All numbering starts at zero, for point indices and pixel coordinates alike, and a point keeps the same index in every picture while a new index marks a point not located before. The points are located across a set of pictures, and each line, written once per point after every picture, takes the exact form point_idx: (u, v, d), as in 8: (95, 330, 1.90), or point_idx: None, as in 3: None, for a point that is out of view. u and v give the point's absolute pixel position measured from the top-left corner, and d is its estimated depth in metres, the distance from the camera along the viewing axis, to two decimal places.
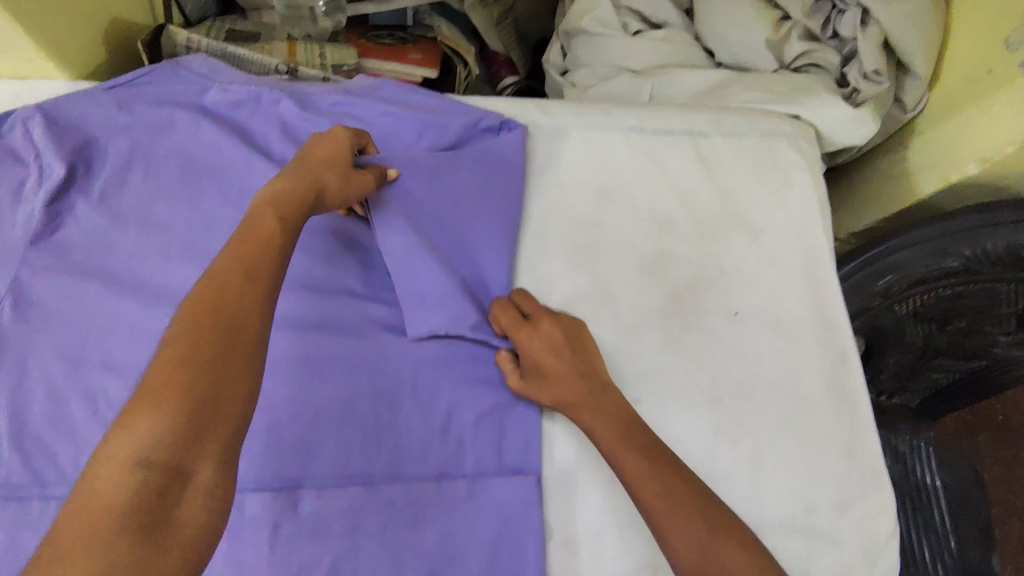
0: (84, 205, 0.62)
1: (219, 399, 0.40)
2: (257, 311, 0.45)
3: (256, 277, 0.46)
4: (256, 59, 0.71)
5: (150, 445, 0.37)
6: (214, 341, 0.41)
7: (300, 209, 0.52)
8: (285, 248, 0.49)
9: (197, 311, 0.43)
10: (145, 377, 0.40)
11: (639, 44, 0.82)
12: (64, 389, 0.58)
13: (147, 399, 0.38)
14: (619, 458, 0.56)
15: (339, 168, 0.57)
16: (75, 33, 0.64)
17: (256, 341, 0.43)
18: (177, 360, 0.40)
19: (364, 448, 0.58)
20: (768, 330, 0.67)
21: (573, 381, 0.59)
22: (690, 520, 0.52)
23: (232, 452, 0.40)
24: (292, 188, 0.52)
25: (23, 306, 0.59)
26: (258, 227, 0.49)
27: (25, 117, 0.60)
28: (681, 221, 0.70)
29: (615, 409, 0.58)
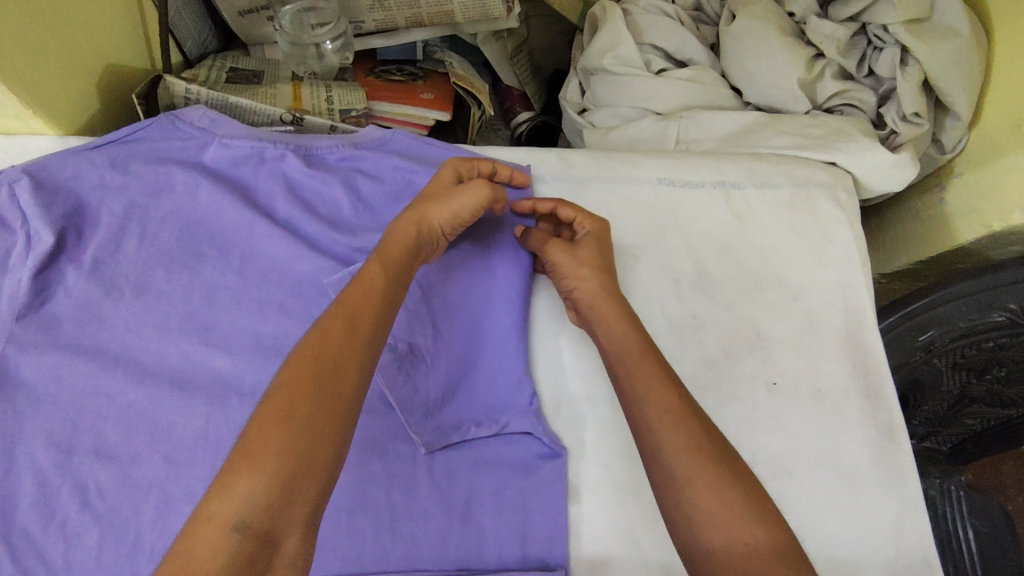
0: (75, 274, 0.57)
1: (313, 460, 0.41)
2: (356, 365, 0.46)
3: (359, 325, 0.48)
4: (259, 109, 0.65)
5: (246, 510, 0.38)
6: (314, 397, 0.43)
7: (403, 251, 0.54)
8: (389, 297, 0.51)
9: (303, 363, 0.44)
10: (249, 429, 0.41)
11: (664, 85, 0.77)
12: (54, 480, 0.53)
13: (247, 458, 0.40)
14: (632, 365, 0.54)
15: (442, 192, 0.58)
16: (64, 85, 0.60)
17: (353, 396, 0.45)
18: (277, 417, 0.42)
19: (377, 539, 0.55)
20: (808, 400, 0.63)
21: (605, 280, 0.60)
22: (694, 429, 0.49)
23: (319, 515, 0.41)
24: (406, 228, 0.55)
25: (9, 388, 0.54)
26: (366, 276, 0.51)
27: (11, 179, 0.56)
28: (714, 281, 0.66)
29: (635, 319, 0.57)
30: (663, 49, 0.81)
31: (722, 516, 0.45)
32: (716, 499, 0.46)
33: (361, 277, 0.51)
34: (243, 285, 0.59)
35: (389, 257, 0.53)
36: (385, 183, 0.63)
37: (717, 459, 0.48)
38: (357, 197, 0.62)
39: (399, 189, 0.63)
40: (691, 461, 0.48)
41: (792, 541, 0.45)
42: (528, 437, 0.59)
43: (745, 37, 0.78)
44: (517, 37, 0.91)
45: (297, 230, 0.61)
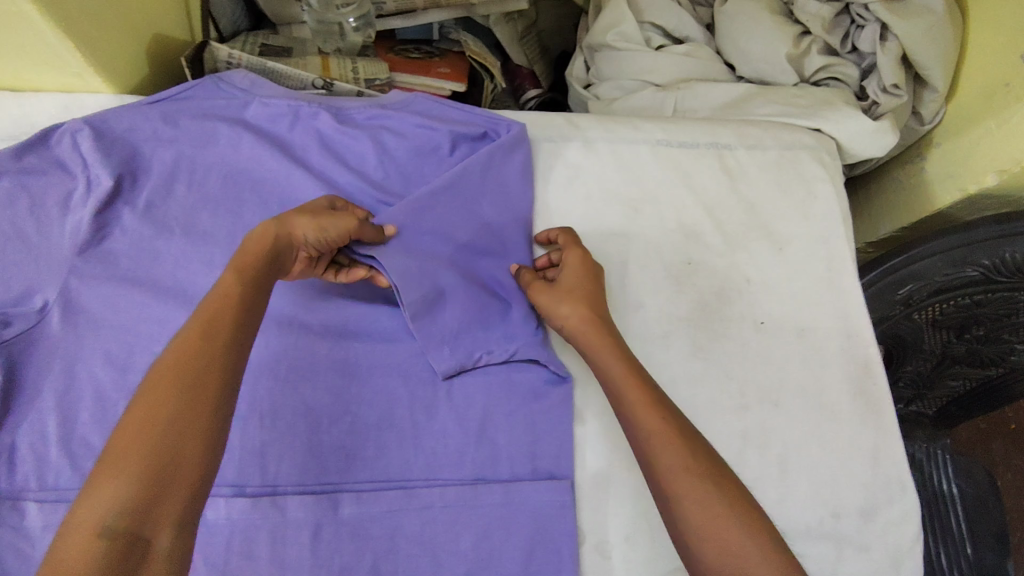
0: (130, 215, 0.64)
1: (179, 462, 0.41)
2: (222, 366, 0.46)
3: (222, 329, 0.47)
4: (295, 74, 0.72)
5: (113, 514, 0.38)
6: (181, 403, 0.43)
7: (261, 257, 0.52)
8: (253, 300, 0.50)
9: (162, 373, 0.44)
10: (109, 442, 0.41)
11: (662, 59, 0.84)
12: (112, 394, 0.59)
13: (113, 467, 0.40)
14: (622, 392, 0.56)
15: (308, 212, 0.57)
16: (120, 48, 0.66)
17: (221, 401, 0.45)
18: (135, 429, 0.42)
19: (402, 452, 0.61)
20: (792, 338, 0.69)
21: (598, 308, 0.61)
22: (689, 452, 0.51)
23: (194, 510, 0.42)
24: (263, 234, 0.54)
25: (72, 314, 0.60)
26: (224, 283, 0.50)
27: (74, 129, 0.63)
28: (708, 232, 0.71)
29: (620, 341, 0.60)
30: (663, 27, 0.87)
31: (722, 531, 0.48)
32: (709, 517, 0.49)
33: (221, 285, 0.50)
34: None
35: (245, 262, 0.52)
36: (408, 138, 0.69)
37: (710, 475, 0.50)
38: (382, 150, 0.69)
39: (421, 144, 0.69)
40: (684, 483, 0.50)
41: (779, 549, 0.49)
42: (538, 365, 0.65)
43: (737, 16, 0.85)
44: (526, 19, 0.98)
45: (329, 179, 0.68)
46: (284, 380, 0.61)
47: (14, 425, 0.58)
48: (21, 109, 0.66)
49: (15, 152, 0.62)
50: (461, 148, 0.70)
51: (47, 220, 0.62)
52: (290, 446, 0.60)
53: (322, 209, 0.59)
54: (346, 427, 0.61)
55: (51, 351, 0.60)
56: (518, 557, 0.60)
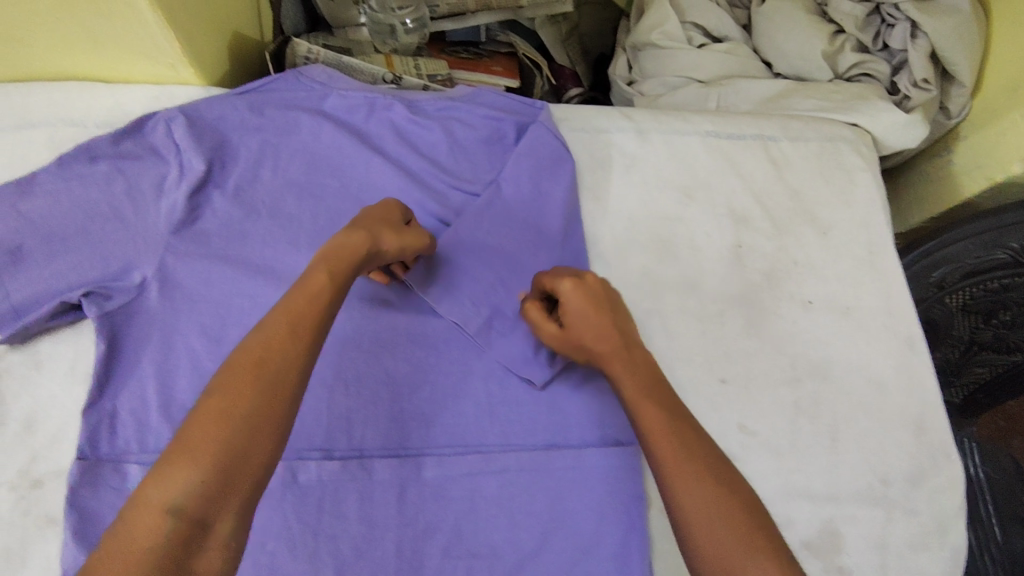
0: (220, 197, 0.68)
1: (249, 454, 0.42)
2: (299, 365, 0.46)
3: (303, 328, 0.48)
4: (367, 68, 0.76)
5: (180, 496, 0.39)
6: (255, 396, 0.43)
7: (352, 262, 0.54)
8: (333, 303, 0.51)
9: (245, 362, 0.45)
10: (188, 424, 0.42)
11: (705, 57, 0.89)
12: (208, 363, 0.63)
13: (185, 450, 0.41)
14: (639, 409, 0.54)
15: (389, 227, 0.60)
16: (207, 41, 0.70)
17: (291, 399, 0.45)
18: (214, 414, 0.42)
19: (478, 419, 0.65)
20: (839, 316, 0.73)
21: (612, 335, 0.59)
22: (705, 485, 0.48)
23: (251, 506, 0.42)
24: (358, 242, 0.55)
25: (169, 288, 0.64)
26: (310, 283, 0.51)
27: (169, 117, 0.68)
28: (757, 216, 0.76)
29: (633, 360, 0.58)
30: (705, 27, 0.91)
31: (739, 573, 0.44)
32: (719, 539, 0.45)
33: (305, 284, 0.51)
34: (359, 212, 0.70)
35: (335, 262, 0.53)
36: (476, 129, 0.74)
37: (731, 510, 0.46)
38: (452, 139, 0.73)
39: (488, 134, 0.74)
40: (696, 507, 0.47)
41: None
42: None
43: (773, 16, 0.90)
44: (569, 22, 1.04)
45: (404, 166, 0.72)
46: (368, 353, 0.65)
47: (114, 390, 0.61)
48: (116, 98, 0.70)
49: (115, 137, 0.67)
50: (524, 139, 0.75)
51: (143, 201, 0.66)
52: (374, 413, 0.63)
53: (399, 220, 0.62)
54: (425, 396, 0.65)
55: (150, 323, 0.63)
56: (590, 519, 0.62)
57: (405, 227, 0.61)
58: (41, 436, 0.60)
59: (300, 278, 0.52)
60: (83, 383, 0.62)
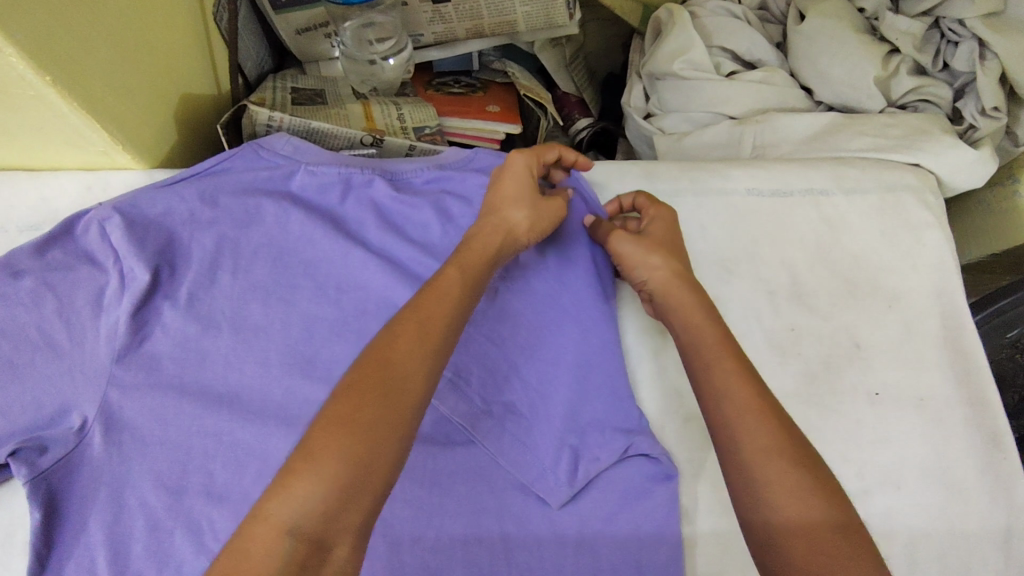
0: (171, 311, 0.56)
1: (373, 470, 0.40)
2: (423, 376, 0.45)
3: (430, 337, 0.46)
4: (340, 132, 0.66)
5: (303, 515, 0.38)
6: (379, 407, 0.42)
7: (485, 257, 0.54)
8: (466, 306, 0.50)
9: (371, 368, 0.44)
10: (311, 433, 0.41)
11: (737, 88, 0.76)
12: (166, 521, 0.52)
13: (308, 460, 0.39)
14: (716, 358, 0.53)
15: (528, 201, 0.57)
16: (145, 117, 0.58)
17: (414, 406, 0.44)
18: (338, 423, 0.41)
19: (493, 569, 0.54)
20: (911, 410, 0.62)
21: (688, 269, 0.59)
22: (797, 476, 0.47)
23: (367, 528, 0.40)
24: (491, 233, 0.55)
25: (114, 432, 0.53)
26: (442, 281, 0.50)
27: (102, 218, 0.55)
28: (810, 291, 0.65)
29: (709, 307, 0.57)
30: (733, 51, 0.79)
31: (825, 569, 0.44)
32: (801, 503, 0.46)
33: (436, 283, 0.50)
34: (340, 318, 0.58)
35: (462, 258, 0.53)
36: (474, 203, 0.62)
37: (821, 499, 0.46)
38: (445, 218, 0.61)
39: None
40: (771, 463, 0.47)
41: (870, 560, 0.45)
42: (642, 458, 0.57)
43: (817, 35, 0.76)
44: (574, 43, 0.90)
45: (390, 257, 0.60)
46: None
47: (57, 562, 0.51)
48: (41, 193, 0.59)
49: (39, 247, 0.55)
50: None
51: (78, 324, 0.55)
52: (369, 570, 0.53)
53: (538, 189, 0.59)
54: (430, 544, 0.54)
55: (95, 477, 0.52)
56: None
57: (542, 198, 0.58)
58: None
59: (431, 276, 0.51)
60: (20, 553, 0.52)
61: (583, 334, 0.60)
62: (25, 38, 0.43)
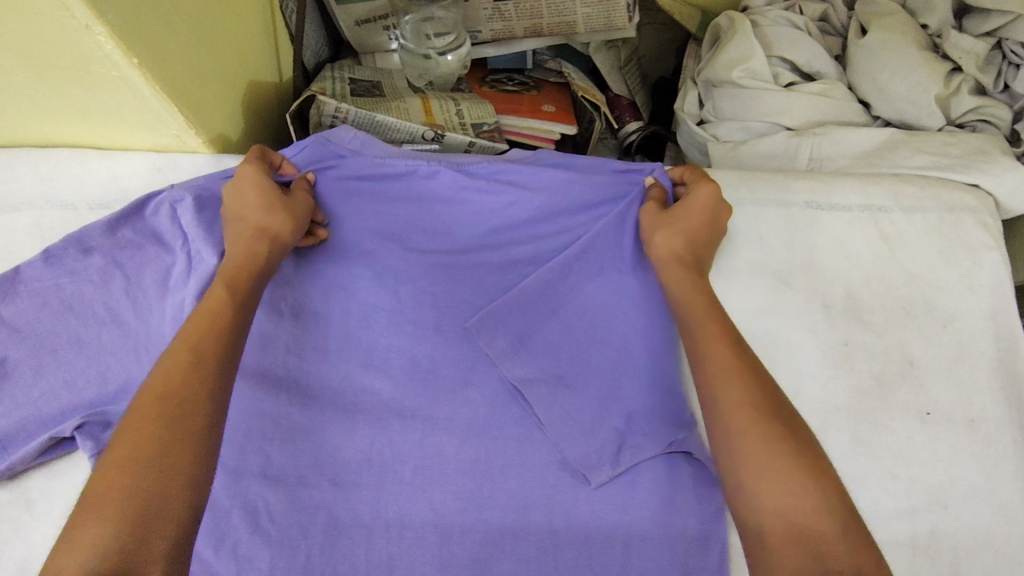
0: None
1: (158, 499, 0.40)
2: (204, 394, 0.45)
3: (204, 357, 0.46)
4: (404, 126, 0.66)
5: (95, 556, 0.37)
6: (156, 436, 0.42)
7: (249, 271, 0.52)
8: (238, 317, 0.50)
9: (147, 403, 0.43)
10: (92, 480, 0.41)
11: (796, 99, 0.76)
12: (223, 501, 0.53)
13: (89, 508, 0.39)
14: (693, 320, 0.54)
15: (272, 205, 0.54)
16: (216, 102, 0.59)
17: (198, 427, 0.44)
18: (120, 464, 0.41)
19: (541, 565, 0.54)
20: (962, 431, 0.62)
21: (692, 247, 0.59)
22: (767, 430, 0.46)
23: (179, 546, 0.40)
24: (250, 251, 0.53)
25: None
26: (209, 303, 0.50)
27: (175, 199, 0.56)
28: (864, 307, 0.64)
29: (702, 283, 0.57)
30: (792, 62, 0.79)
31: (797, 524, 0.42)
32: (770, 451, 0.45)
33: (206, 305, 0.50)
34: (398, 308, 0.59)
35: (235, 275, 0.52)
36: (537, 199, 0.62)
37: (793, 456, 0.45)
38: (511, 213, 0.62)
39: (552, 205, 0.62)
40: (740, 413, 0.47)
41: (849, 511, 0.44)
42: (685, 459, 0.56)
43: (877, 50, 0.76)
44: (629, 46, 0.92)
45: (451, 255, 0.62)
46: (412, 479, 0.55)
47: None
48: (112, 172, 0.60)
49: (110, 224, 0.56)
50: (606, 210, 0.62)
51: (144, 303, 0.56)
52: (420, 559, 0.54)
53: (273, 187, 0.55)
54: (480, 538, 0.55)
55: None
56: None
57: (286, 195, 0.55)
58: None
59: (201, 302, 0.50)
60: None
61: (641, 338, 0.60)
62: (115, 18, 0.44)
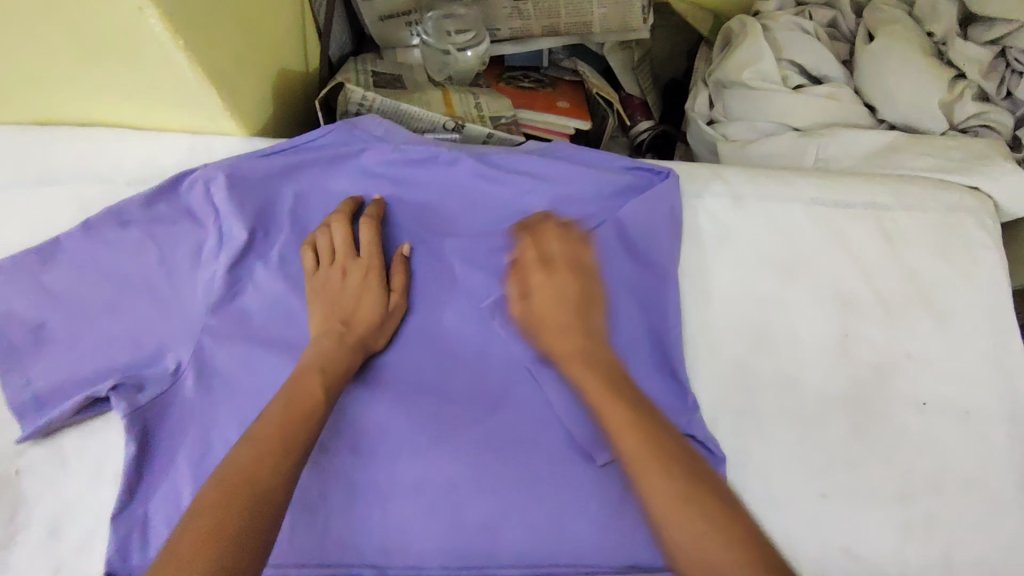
0: (262, 270, 0.60)
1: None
2: (285, 481, 0.46)
3: (292, 444, 0.48)
4: (427, 115, 0.69)
5: None
6: (237, 514, 0.42)
7: (342, 368, 0.55)
8: (325, 412, 0.51)
9: (233, 480, 0.44)
10: (172, 549, 0.40)
11: (804, 102, 0.78)
12: None
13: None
14: (580, 375, 0.54)
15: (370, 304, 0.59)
16: (250, 86, 0.62)
17: (273, 513, 0.44)
18: (204, 536, 0.41)
19: (548, 538, 0.56)
20: (955, 422, 0.64)
21: (576, 337, 0.56)
22: (670, 483, 0.46)
23: None
24: (335, 349, 0.55)
25: (206, 377, 0.57)
26: (301, 391, 0.51)
27: (208, 177, 0.59)
28: (865, 301, 0.67)
29: (613, 365, 0.55)
30: (801, 65, 0.82)
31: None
32: (674, 506, 0.45)
33: (299, 391, 0.51)
34: (416, 288, 0.63)
35: (328, 367, 0.54)
36: (551, 188, 0.65)
37: (707, 508, 0.45)
38: (526, 201, 0.65)
39: (565, 195, 0.65)
40: (653, 470, 0.47)
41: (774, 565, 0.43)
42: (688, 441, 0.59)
43: (882, 55, 0.79)
44: (642, 48, 0.94)
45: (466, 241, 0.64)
46: (422, 451, 0.57)
47: (147, 495, 0.55)
48: (148, 151, 0.63)
49: (146, 199, 0.59)
50: (617, 200, 0.65)
51: (178, 276, 0.59)
52: (433, 527, 0.56)
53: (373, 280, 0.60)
54: (490, 509, 0.56)
55: (186, 417, 0.56)
56: None
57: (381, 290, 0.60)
58: (66, 544, 0.54)
59: (290, 384, 0.52)
60: (110, 484, 0.55)
61: (651, 326, 0.62)
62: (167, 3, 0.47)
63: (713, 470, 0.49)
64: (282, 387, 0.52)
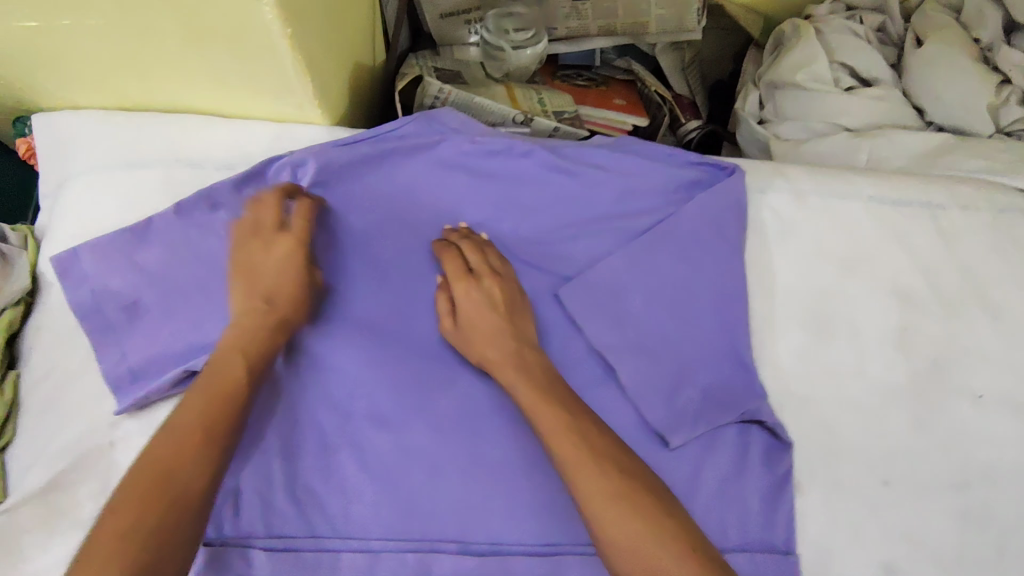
0: (344, 254, 0.63)
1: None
2: (207, 468, 0.46)
3: (213, 432, 0.48)
4: (497, 108, 0.72)
5: None
6: (160, 511, 0.43)
7: (264, 347, 0.54)
8: (248, 393, 0.51)
9: (145, 478, 0.44)
10: (89, 553, 0.40)
11: (854, 103, 0.81)
12: (334, 439, 0.57)
13: None
14: (507, 379, 0.57)
15: (286, 280, 0.57)
16: (334, 76, 0.65)
17: (196, 504, 0.45)
18: (119, 535, 0.41)
19: None
20: (1010, 415, 0.66)
21: (500, 340, 0.59)
22: (600, 476, 0.49)
23: None
24: (262, 326, 0.55)
25: (294, 354, 0.59)
26: (224, 374, 0.51)
27: (296, 162, 0.61)
28: (922, 296, 0.69)
29: (539, 366, 0.58)
30: (852, 68, 0.84)
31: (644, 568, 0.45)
32: (609, 498, 0.48)
33: (217, 376, 0.51)
34: None
35: (248, 346, 0.53)
36: (621, 181, 0.67)
37: (630, 500, 0.48)
38: (598, 193, 0.67)
39: (634, 188, 0.67)
40: (584, 470, 0.50)
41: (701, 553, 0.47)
42: (757, 428, 0.62)
43: (931, 59, 0.81)
44: (693, 48, 0.97)
45: (540, 230, 0.66)
46: (502, 430, 0.59)
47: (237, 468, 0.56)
48: (234, 137, 0.65)
49: (237, 182, 0.61)
50: (684, 194, 0.68)
51: None
52: (514, 505, 0.57)
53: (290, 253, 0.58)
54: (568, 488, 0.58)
55: (274, 394, 0.58)
56: None
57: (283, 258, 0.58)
58: None
59: (211, 367, 0.52)
60: None
61: (722, 313, 0.64)
62: None
63: (643, 465, 0.52)
64: (203, 370, 0.52)
